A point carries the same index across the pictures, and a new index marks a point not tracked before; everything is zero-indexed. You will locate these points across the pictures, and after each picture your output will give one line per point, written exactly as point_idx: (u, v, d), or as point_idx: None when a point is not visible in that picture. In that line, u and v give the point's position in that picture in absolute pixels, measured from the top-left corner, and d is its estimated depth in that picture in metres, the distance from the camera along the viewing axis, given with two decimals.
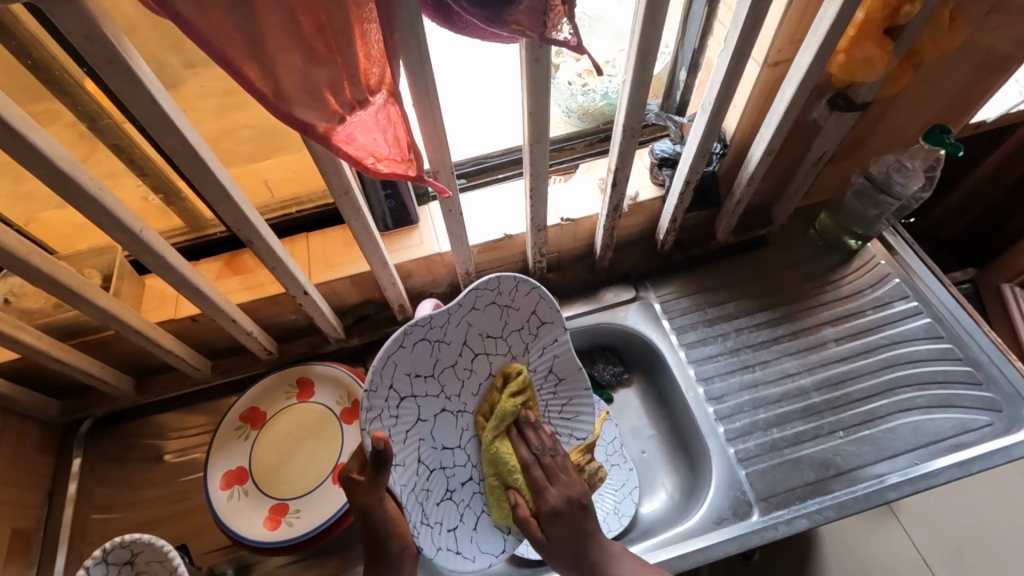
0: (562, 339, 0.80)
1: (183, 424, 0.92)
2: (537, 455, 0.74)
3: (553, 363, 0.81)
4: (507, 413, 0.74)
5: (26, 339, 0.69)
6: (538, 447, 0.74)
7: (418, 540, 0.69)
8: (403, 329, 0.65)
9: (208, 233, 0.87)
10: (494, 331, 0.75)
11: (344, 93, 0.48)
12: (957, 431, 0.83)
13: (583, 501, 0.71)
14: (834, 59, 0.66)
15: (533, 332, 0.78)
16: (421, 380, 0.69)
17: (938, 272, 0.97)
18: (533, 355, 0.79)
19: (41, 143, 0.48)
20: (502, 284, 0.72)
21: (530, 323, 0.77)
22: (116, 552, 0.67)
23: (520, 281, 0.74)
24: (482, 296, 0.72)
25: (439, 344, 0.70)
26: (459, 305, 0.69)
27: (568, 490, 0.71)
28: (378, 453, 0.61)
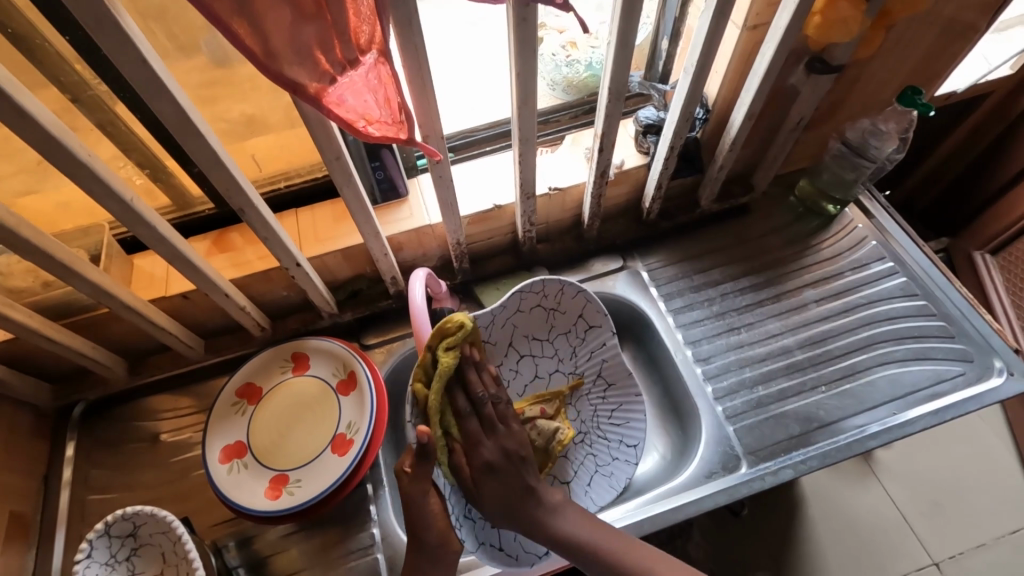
0: (609, 343, 0.87)
1: (178, 405, 0.92)
2: (481, 399, 0.70)
3: (601, 367, 0.88)
4: (448, 369, 0.67)
5: (15, 317, 0.68)
6: (482, 392, 0.71)
7: (461, 533, 0.71)
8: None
9: (196, 210, 0.86)
10: (540, 334, 0.87)
11: (335, 52, 0.49)
12: (932, 381, 0.87)
13: (521, 454, 0.71)
14: (811, 20, 0.69)
15: (580, 335, 0.88)
16: None
17: (913, 234, 1.01)
18: (581, 357, 0.88)
19: (30, 107, 0.47)
20: (547, 288, 0.82)
21: (577, 328, 0.87)
22: (118, 525, 0.67)
23: (565, 288, 0.83)
24: (529, 301, 0.83)
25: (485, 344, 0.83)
26: (504, 308, 0.81)
27: (502, 444, 0.70)
28: (422, 447, 0.62)
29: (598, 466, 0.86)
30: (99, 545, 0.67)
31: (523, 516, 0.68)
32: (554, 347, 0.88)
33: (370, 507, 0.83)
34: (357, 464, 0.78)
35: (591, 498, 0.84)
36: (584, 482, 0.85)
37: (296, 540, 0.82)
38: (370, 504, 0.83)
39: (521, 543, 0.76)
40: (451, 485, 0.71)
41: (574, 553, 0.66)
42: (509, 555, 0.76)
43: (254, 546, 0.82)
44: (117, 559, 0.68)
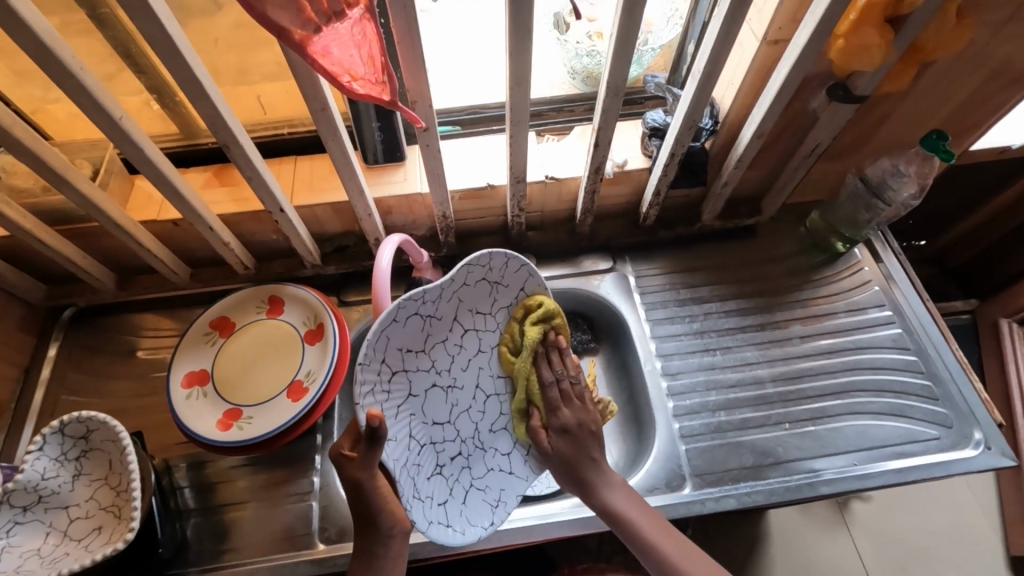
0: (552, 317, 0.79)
1: (158, 325, 0.96)
2: (559, 380, 0.76)
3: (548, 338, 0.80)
4: (532, 342, 0.74)
5: (11, 217, 0.71)
6: (560, 370, 0.76)
7: (411, 514, 0.65)
8: (395, 303, 0.63)
9: (200, 142, 0.89)
10: (485, 307, 0.73)
11: (321, 2, 0.49)
12: (902, 440, 0.83)
13: (594, 427, 0.75)
14: (835, 44, 0.65)
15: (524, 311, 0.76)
16: (410, 355, 0.67)
17: (919, 286, 0.96)
18: None
19: (24, 12, 0.49)
20: (494, 259, 0.70)
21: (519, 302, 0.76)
22: (72, 426, 0.71)
23: (506, 257, 0.72)
24: (473, 272, 0.70)
25: (432, 321, 0.68)
26: (452, 280, 0.67)
27: (577, 414, 0.75)
28: (371, 430, 0.58)
29: None
30: (52, 440, 0.70)
31: (585, 481, 0.72)
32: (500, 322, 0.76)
33: (316, 455, 0.85)
34: (308, 411, 0.80)
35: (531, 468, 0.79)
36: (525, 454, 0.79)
37: (242, 473, 0.85)
38: (316, 453, 0.85)
39: (466, 516, 0.73)
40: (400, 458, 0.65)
41: (622, 529, 0.69)
42: (457, 529, 0.71)
43: (202, 471, 0.85)
44: (67, 457, 0.72)
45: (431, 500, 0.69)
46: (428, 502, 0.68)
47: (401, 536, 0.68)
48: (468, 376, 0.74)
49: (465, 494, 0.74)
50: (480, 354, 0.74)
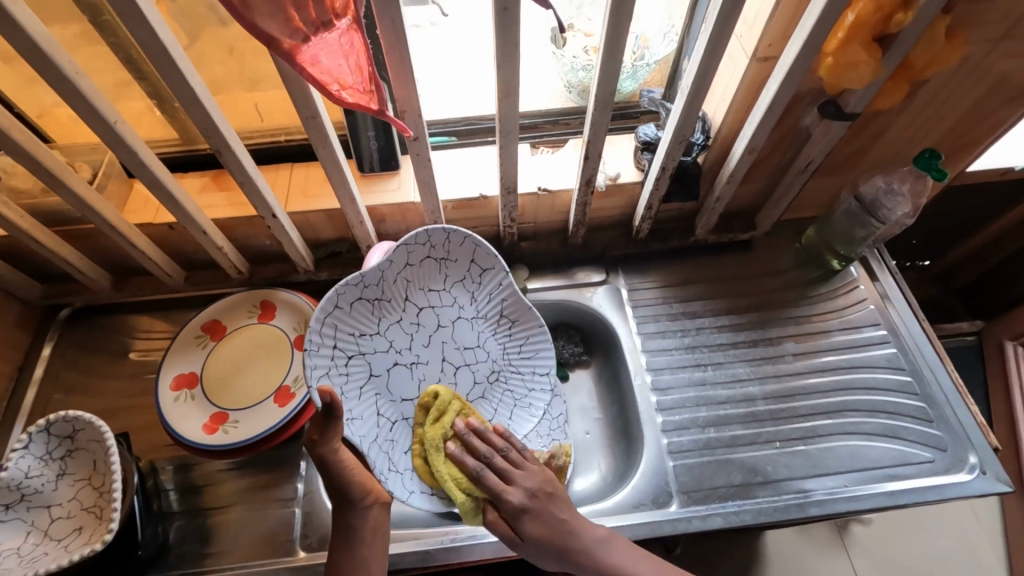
0: (506, 283, 0.85)
1: (152, 327, 0.96)
2: (489, 461, 0.70)
3: (500, 308, 0.87)
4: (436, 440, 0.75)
5: (9, 217, 0.73)
6: (486, 452, 0.71)
7: (388, 485, 0.76)
8: (335, 292, 0.75)
9: (198, 148, 0.90)
10: (435, 284, 0.84)
11: (309, 12, 0.50)
12: (895, 462, 0.82)
13: (548, 489, 0.69)
14: (824, 61, 0.65)
15: (476, 279, 0.85)
16: (365, 337, 0.80)
17: (915, 306, 0.95)
18: (480, 299, 0.86)
19: (21, 17, 0.50)
20: (432, 237, 0.79)
21: (470, 273, 0.85)
22: (59, 425, 0.71)
23: (436, 230, 0.79)
24: (411, 252, 0.80)
25: (381, 303, 0.81)
26: (390, 263, 0.79)
27: (525, 486, 0.68)
28: (328, 406, 0.66)
29: (516, 400, 0.87)
30: (37, 439, 0.70)
31: (571, 547, 0.66)
32: (456, 295, 0.86)
33: (301, 462, 0.85)
34: (294, 416, 0.80)
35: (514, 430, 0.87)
36: (504, 418, 0.87)
37: (227, 477, 0.85)
38: (301, 459, 0.85)
39: None
40: (369, 437, 0.77)
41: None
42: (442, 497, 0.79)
43: (188, 474, 0.85)
44: (51, 456, 0.72)
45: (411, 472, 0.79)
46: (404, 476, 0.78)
47: (379, 506, 0.69)
48: (430, 351, 0.85)
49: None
50: (441, 329, 0.86)
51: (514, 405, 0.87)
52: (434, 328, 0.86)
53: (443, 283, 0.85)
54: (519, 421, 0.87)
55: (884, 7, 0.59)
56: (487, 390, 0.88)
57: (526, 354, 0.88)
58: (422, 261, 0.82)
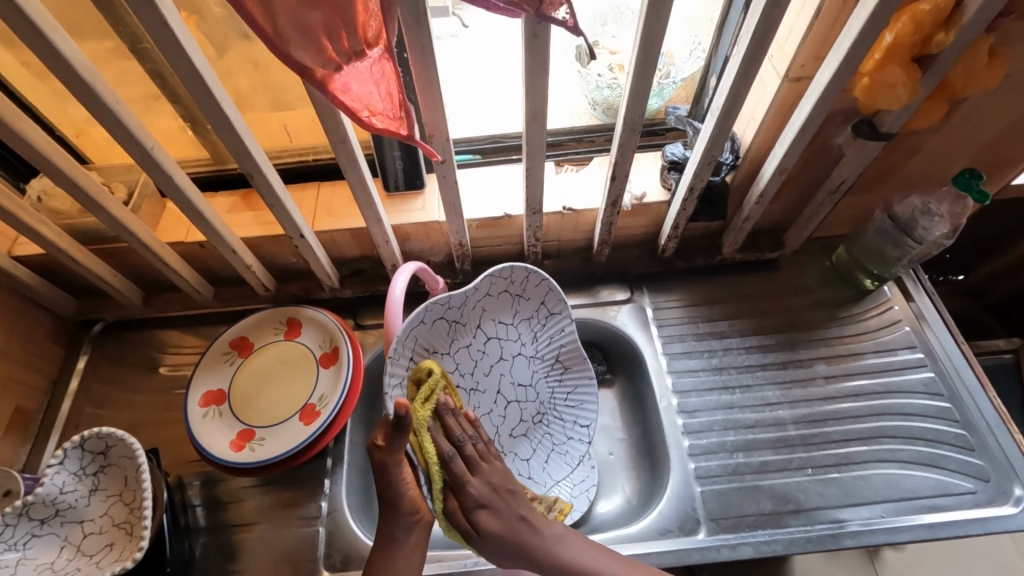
0: (568, 330, 0.87)
1: (181, 342, 0.98)
2: (459, 449, 0.69)
3: (559, 352, 0.88)
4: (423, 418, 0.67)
5: (47, 236, 0.75)
6: (460, 438, 0.69)
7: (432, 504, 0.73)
8: (424, 306, 0.76)
9: (228, 168, 0.92)
10: (505, 317, 0.85)
11: (341, 42, 0.50)
12: (935, 492, 0.79)
13: (509, 486, 0.70)
14: (859, 81, 0.64)
15: (542, 321, 0.86)
16: (435, 356, 0.80)
17: (954, 328, 0.91)
18: (540, 342, 0.87)
19: (65, 49, 0.52)
20: (514, 274, 0.81)
21: (538, 314, 0.86)
22: (92, 441, 0.72)
23: (519, 270, 0.82)
24: (493, 282, 0.81)
25: (456, 325, 0.81)
26: (474, 290, 0.80)
27: (488, 479, 0.69)
28: (399, 419, 0.62)
29: (555, 445, 0.88)
30: (72, 455, 0.72)
31: (525, 545, 0.67)
32: (522, 333, 0.87)
33: (325, 480, 0.85)
34: (319, 434, 0.80)
35: (547, 474, 0.87)
36: (541, 460, 0.88)
37: (253, 493, 0.85)
38: (325, 477, 0.85)
39: None
40: None
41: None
42: None
43: (214, 489, 0.86)
44: (85, 472, 0.74)
45: None
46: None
47: (422, 526, 0.69)
48: (489, 381, 0.85)
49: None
50: (502, 361, 0.86)
51: (551, 446, 0.88)
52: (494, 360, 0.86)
53: (510, 319, 0.85)
54: (555, 464, 0.87)
55: (923, 28, 0.57)
56: (530, 429, 0.88)
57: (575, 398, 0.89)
58: (499, 293, 0.83)
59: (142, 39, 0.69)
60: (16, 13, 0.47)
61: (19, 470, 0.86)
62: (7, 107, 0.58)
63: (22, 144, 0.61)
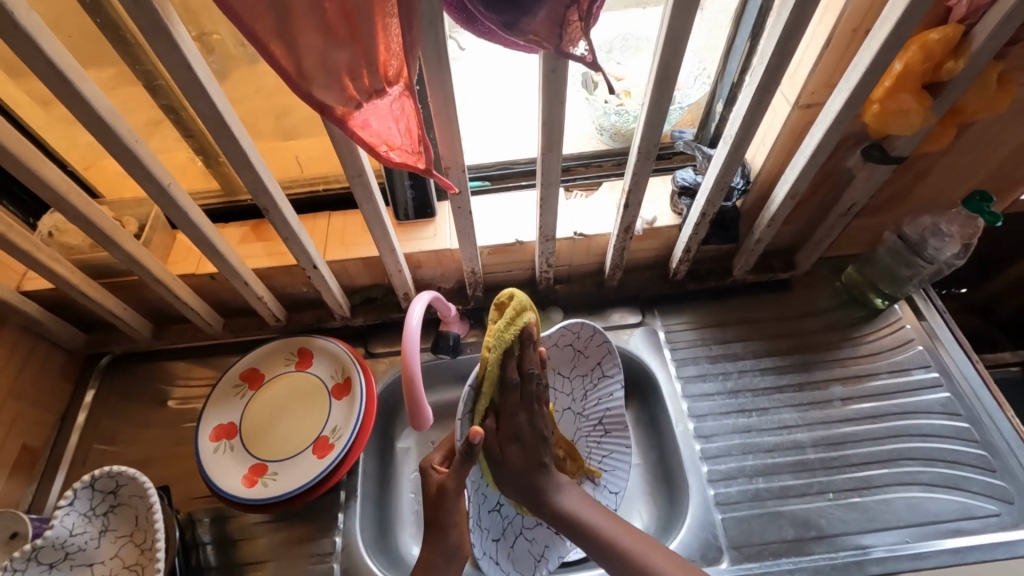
0: (618, 394, 0.84)
1: (190, 374, 0.97)
2: (525, 380, 0.62)
3: (604, 414, 0.85)
4: (501, 346, 0.58)
5: (59, 272, 0.74)
6: (531, 371, 0.62)
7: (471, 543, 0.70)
8: None
9: (239, 199, 0.92)
10: (563, 370, 0.81)
11: (362, 81, 0.51)
12: (959, 515, 0.78)
13: (547, 432, 0.66)
14: (869, 108, 0.64)
15: (593, 381, 0.83)
16: None
17: (967, 346, 0.91)
18: (588, 402, 0.84)
19: (87, 92, 0.52)
20: (583, 330, 0.77)
21: (592, 374, 0.83)
22: (103, 481, 0.71)
23: (591, 331, 0.78)
24: (563, 337, 0.77)
25: None
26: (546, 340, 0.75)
27: (536, 418, 0.64)
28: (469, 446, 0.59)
29: None
30: (81, 496, 0.71)
31: (535, 485, 0.66)
32: (579, 392, 0.83)
33: (338, 514, 0.83)
34: (333, 468, 0.79)
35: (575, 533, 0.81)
36: None
37: (265, 529, 0.83)
38: (339, 510, 0.83)
39: (510, 559, 0.76)
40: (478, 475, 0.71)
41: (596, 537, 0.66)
42: (502, 568, 0.75)
43: (226, 526, 0.84)
44: (95, 512, 0.72)
45: (486, 532, 0.74)
46: (484, 532, 0.73)
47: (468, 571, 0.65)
48: None
49: (516, 538, 0.78)
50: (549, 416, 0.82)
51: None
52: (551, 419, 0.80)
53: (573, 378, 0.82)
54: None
55: (933, 56, 0.58)
56: None
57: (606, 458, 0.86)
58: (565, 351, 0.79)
59: (157, 76, 0.69)
60: (40, 58, 0.48)
61: (25, 510, 0.84)
62: (25, 148, 0.58)
63: (39, 183, 0.61)
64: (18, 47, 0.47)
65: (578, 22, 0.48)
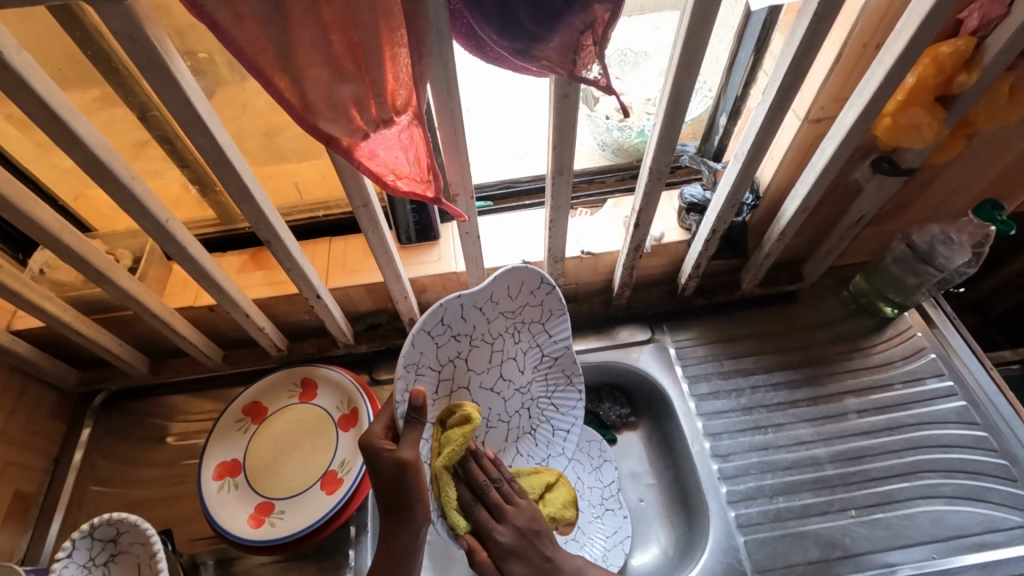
0: (470, 324, 0.69)
1: (190, 409, 0.94)
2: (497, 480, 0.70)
3: (470, 341, 0.70)
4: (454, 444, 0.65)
5: (51, 311, 0.71)
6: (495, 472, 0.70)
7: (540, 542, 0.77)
8: (448, 319, 0.66)
9: (236, 227, 0.89)
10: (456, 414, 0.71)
11: (369, 112, 0.49)
12: (984, 528, 0.77)
13: (534, 527, 0.68)
14: (880, 121, 0.64)
15: (460, 353, 0.69)
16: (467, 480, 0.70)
17: (980, 353, 0.90)
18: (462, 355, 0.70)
19: (81, 131, 0.50)
20: (496, 289, 0.68)
21: (460, 347, 0.69)
22: (102, 529, 0.68)
23: (545, 286, 0.72)
24: (525, 284, 0.71)
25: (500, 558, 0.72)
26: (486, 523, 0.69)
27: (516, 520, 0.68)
28: (415, 412, 0.60)
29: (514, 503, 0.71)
30: (80, 546, 0.68)
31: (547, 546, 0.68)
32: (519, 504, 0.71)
33: (349, 551, 0.80)
34: (342, 506, 0.76)
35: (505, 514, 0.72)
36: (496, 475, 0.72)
37: (273, 570, 0.80)
38: (349, 548, 0.80)
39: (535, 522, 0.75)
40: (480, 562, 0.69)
41: None
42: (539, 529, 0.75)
43: (232, 569, 0.81)
44: (94, 563, 0.69)
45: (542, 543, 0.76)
46: None
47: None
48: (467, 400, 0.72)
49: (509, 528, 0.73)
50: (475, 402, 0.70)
51: (545, 402, 0.80)
52: (490, 425, 0.76)
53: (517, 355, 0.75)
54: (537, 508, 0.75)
55: (945, 69, 0.58)
56: (497, 386, 0.75)
57: (562, 339, 0.77)
58: (532, 316, 0.74)
59: (153, 107, 0.67)
60: (32, 98, 0.45)
61: (19, 561, 0.80)
62: (18, 188, 0.55)
63: (33, 226, 0.58)
64: (9, 89, 0.44)
65: (592, 46, 0.46)
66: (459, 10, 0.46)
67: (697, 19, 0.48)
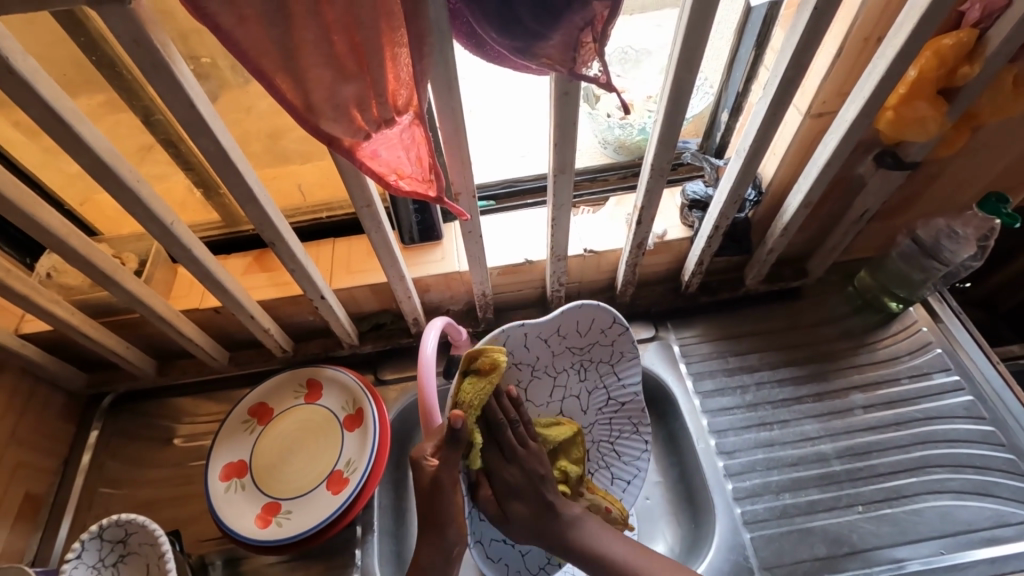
0: (535, 353, 0.74)
1: (196, 411, 0.94)
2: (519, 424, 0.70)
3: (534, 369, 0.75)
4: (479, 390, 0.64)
5: (58, 314, 0.72)
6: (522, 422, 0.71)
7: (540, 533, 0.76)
8: (512, 346, 0.71)
9: (240, 229, 0.90)
10: None
11: (371, 112, 0.49)
12: (993, 523, 0.77)
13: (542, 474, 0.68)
14: (883, 115, 0.64)
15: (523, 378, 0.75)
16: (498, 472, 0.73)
17: (987, 347, 0.90)
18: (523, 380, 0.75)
19: (87, 135, 0.50)
20: (564, 324, 0.72)
21: (522, 371, 0.75)
22: (111, 529, 0.68)
23: (617, 327, 0.74)
24: (596, 322, 0.73)
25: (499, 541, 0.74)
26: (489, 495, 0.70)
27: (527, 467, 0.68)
28: None
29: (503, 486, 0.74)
30: (90, 546, 0.68)
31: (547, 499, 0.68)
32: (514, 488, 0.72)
33: (356, 550, 0.81)
34: (347, 505, 0.76)
35: None
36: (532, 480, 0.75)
37: (280, 570, 0.81)
38: (355, 547, 0.81)
39: None
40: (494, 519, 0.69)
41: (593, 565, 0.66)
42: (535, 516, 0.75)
43: (240, 568, 0.81)
44: (104, 563, 0.69)
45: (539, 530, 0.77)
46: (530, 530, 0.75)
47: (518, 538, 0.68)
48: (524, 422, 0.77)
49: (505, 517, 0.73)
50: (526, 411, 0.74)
51: (608, 446, 0.80)
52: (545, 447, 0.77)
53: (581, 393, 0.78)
54: None
55: (948, 62, 0.58)
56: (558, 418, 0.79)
57: (632, 384, 0.78)
58: (603, 356, 0.77)
59: (157, 111, 0.67)
60: (38, 102, 0.46)
61: (29, 563, 0.81)
62: (25, 193, 0.55)
63: (40, 230, 0.58)
64: (15, 93, 0.45)
65: (592, 43, 0.46)
66: (459, 10, 0.46)
67: (697, 15, 0.48)
